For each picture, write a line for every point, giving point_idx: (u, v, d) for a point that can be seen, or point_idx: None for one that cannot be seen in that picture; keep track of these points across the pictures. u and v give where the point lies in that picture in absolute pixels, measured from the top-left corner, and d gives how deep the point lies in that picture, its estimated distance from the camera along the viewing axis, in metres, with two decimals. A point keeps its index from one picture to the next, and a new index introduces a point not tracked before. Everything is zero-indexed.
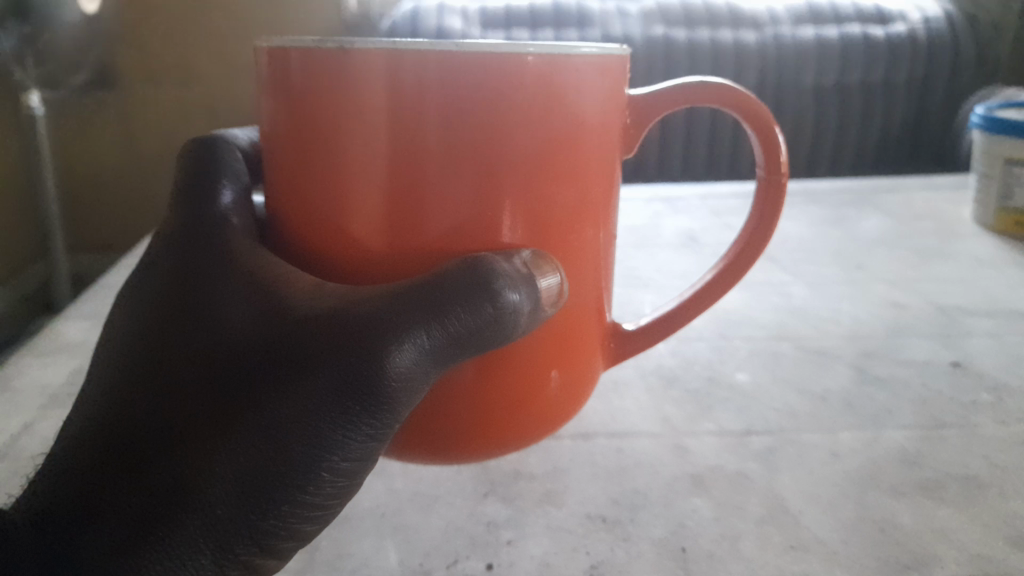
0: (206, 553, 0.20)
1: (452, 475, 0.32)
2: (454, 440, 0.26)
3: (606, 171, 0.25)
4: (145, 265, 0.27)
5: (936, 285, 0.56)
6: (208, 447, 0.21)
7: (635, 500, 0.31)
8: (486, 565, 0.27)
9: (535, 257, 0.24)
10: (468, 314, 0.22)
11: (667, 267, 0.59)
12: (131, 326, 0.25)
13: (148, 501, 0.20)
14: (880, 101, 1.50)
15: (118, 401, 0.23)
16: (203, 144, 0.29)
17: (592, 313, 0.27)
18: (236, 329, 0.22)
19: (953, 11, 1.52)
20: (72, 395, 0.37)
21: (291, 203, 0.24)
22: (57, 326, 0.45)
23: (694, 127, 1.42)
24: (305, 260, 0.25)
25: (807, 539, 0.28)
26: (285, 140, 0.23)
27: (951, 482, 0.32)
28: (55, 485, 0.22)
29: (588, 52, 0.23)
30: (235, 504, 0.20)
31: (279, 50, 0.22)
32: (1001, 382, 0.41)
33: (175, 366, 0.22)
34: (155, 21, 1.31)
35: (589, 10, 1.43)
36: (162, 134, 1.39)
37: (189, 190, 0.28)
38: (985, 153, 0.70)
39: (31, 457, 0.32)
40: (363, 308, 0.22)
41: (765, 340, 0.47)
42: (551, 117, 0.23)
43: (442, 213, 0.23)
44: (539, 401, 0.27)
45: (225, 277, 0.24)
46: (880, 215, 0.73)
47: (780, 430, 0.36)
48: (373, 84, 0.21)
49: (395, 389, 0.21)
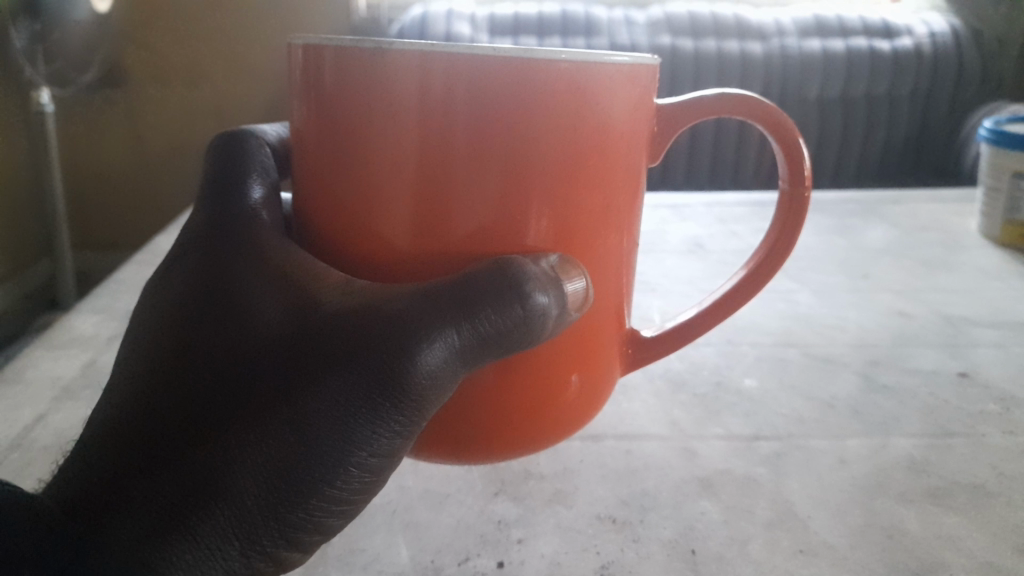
0: (235, 543, 0.20)
1: (462, 474, 0.33)
2: (474, 440, 0.26)
3: (633, 179, 0.26)
4: (173, 258, 0.27)
5: (941, 295, 0.56)
6: (237, 439, 0.21)
7: (644, 502, 0.31)
8: (496, 563, 0.27)
9: (561, 261, 0.24)
10: (496, 315, 0.22)
11: (674, 272, 0.59)
12: (159, 318, 0.25)
13: (178, 492, 0.20)
14: (884, 113, 1.51)
15: (147, 391, 0.23)
16: (233, 139, 0.29)
17: (612, 321, 0.28)
18: (268, 323, 0.23)
19: (958, 25, 1.52)
20: (85, 387, 0.38)
21: (320, 201, 0.25)
22: (68, 320, 0.46)
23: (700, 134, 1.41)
24: (333, 258, 0.25)
25: (816, 544, 0.29)
26: (317, 138, 0.24)
27: (958, 490, 0.32)
28: (82, 471, 0.22)
29: (620, 61, 0.23)
30: (265, 496, 0.21)
31: (313, 49, 0.23)
32: (1008, 392, 0.41)
33: (206, 359, 0.23)
34: (166, 19, 1.31)
35: (596, 18, 1.43)
36: (169, 133, 1.40)
37: (217, 185, 0.28)
38: (991, 166, 0.71)
39: (45, 448, 0.32)
40: (394, 306, 0.22)
41: (772, 346, 0.47)
42: (583, 123, 0.23)
43: (470, 216, 0.23)
44: (559, 404, 0.27)
45: (256, 273, 0.24)
46: (885, 226, 0.74)
47: (788, 435, 0.36)
48: (407, 85, 0.21)
49: (424, 386, 0.22)
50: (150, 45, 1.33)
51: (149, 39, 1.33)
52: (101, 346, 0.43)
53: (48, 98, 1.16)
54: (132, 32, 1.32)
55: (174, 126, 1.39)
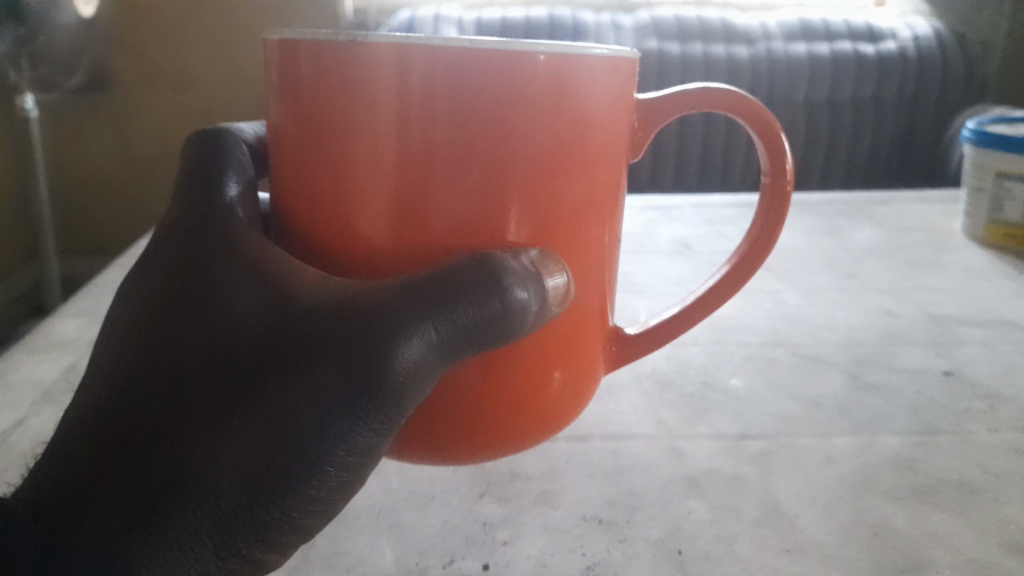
0: (209, 544, 0.20)
1: (448, 474, 0.32)
2: (454, 438, 0.26)
3: (614, 174, 0.26)
4: (146, 256, 0.26)
5: (928, 294, 0.56)
6: (213, 439, 0.21)
7: (631, 502, 0.31)
8: (481, 565, 0.27)
9: (541, 256, 0.24)
10: (477, 310, 0.22)
11: (661, 273, 0.59)
12: (133, 317, 0.24)
13: (150, 492, 0.20)
14: (871, 117, 1.52)
15: (120, 390, 0.22)
16: (209, 136, 0.29)
17: (594, 315, 0.27)
18: (244, 319, 0.22)
19: (941, 29, 1.54)
20: (66, 392, 0.37)
21: (297, 198, 0.24)
22: (49, 324, 0.45)
23: (689, 127, 1.42)
24: (310, 253, 0.25)
25: (804, 542, 0.29)
26: (294, 133, 0.23)
27: (945, 487, 0.32)
28: (53, 472, 0.21)
29: (600, 53, 0.23)
30: (240, 497, 0.20)
31: (289, 43, 0.22)
32: (994, 390, 0.41)
33: (182, 358, 0.22)
34: (151, 24, 1.31)
35: (584, 22, 1.44)
36: (155, 138, 1.39)
37: (193, 183, 0.27)
38: (976, 166, 0.71)
39: (23, 453, 0.32)
40: (372, 301, 0.22)
41: (760, 345, 0.47)
42: (564, 115, 0.23)
43: (449, 209, 0.23)
44: (541, 401, 0.27)
45: (231, 271, 0.24)
46: (872, 226, 0.74)
47: (775, 434, 0.36)
48: (383, 79, 0.21)
49: (402, 384, 0.21)
50: (136, 49, 1.33)
51: (135, 43, 1.32)
52: (83, 350, 0.42)
53: (33, 102, 1.13)
54: (116, 36, 1.31)
55: (160, 132, 1.38)
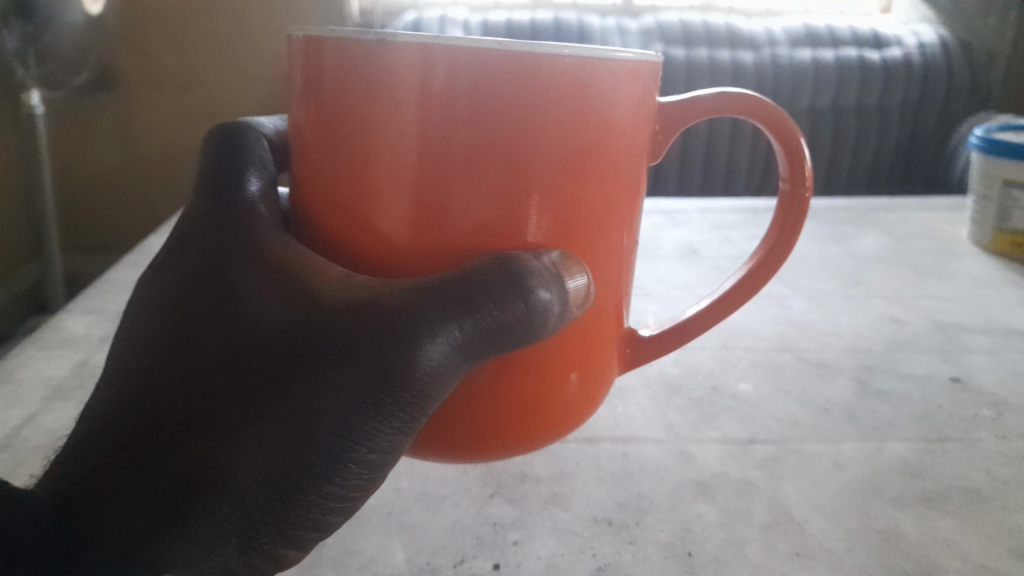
0: (233, 539, 0.20)
1: (458, 475, 0.32)
2: (472, 438, 0.26)
3: (634, 176, 0.26)
4: (167, 253, 0.27)
5: (934, 302, 0.56)
6: (237, 435, 0.21)
7: (640, 505, 0.31)
8: (492, 565, 0.27)
9: (562, 257, 0.24)
10: (498, 311, 0.22)
11: (668, 277, 0.60)
12: (155, 313, 0.25)
13: (175, 488, 0.21)
14: (874, 124, 1.52)
15: (144, 385, 0.23)
16: (230, 132, 0.29)
17: (612, 317, 0.27)
18: (266, 317, 0.23)
19: (947, 37, 1.54)
20: (77, 388, 0.37)
21: (319, 196, 0.25)
22: (59, 321, 0.45)
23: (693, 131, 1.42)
24: (332, 252, 0.25)
25: (812, 547, 0.29)
26: (317, 129, 0.24)
27: (953, 494, 0.32)
28: (78, 465, 0.22)
29: (623, 57, 0.23)
30: (263, 493, 0.21)
31: (313, 42, 0.23)
32: (1001, 398, 0.41)
33: (204, 354, 0.22)
34: (158, 23, 1.31)
35: (590, 27, 1.45)
36: (160, 138, 1.39)
37: (213, 180, 0.28)
38: (983, 174, 0.71)
39: (34, 449, 0.32)
40: (394, 300, 0.22)
41: (767, 351, 0.47)
42: (587, 117, 0.23)
43: (471, 209, 0.23)
44: (559, 402, 0.27)
45: (253, 268, 0.24)
46: (878, 233, 0.74)
47: (783, 439, 0.36)
48: (406, 80, 0.21)
49: (424, 382, 0.22)
50: (141, 47, 1.33)
51: (140, 41, 1.32)
52: (93, 347, 0.42)
53: (38, 100, 1.13)
54: (122, 34, 1.31)
55: (165, 128, 1.39)
